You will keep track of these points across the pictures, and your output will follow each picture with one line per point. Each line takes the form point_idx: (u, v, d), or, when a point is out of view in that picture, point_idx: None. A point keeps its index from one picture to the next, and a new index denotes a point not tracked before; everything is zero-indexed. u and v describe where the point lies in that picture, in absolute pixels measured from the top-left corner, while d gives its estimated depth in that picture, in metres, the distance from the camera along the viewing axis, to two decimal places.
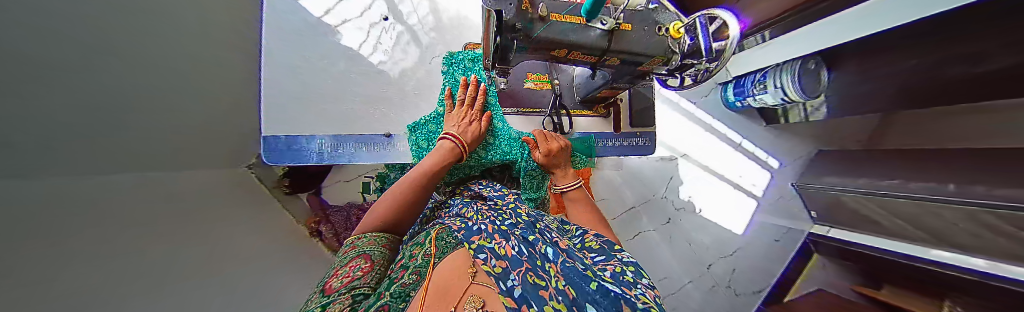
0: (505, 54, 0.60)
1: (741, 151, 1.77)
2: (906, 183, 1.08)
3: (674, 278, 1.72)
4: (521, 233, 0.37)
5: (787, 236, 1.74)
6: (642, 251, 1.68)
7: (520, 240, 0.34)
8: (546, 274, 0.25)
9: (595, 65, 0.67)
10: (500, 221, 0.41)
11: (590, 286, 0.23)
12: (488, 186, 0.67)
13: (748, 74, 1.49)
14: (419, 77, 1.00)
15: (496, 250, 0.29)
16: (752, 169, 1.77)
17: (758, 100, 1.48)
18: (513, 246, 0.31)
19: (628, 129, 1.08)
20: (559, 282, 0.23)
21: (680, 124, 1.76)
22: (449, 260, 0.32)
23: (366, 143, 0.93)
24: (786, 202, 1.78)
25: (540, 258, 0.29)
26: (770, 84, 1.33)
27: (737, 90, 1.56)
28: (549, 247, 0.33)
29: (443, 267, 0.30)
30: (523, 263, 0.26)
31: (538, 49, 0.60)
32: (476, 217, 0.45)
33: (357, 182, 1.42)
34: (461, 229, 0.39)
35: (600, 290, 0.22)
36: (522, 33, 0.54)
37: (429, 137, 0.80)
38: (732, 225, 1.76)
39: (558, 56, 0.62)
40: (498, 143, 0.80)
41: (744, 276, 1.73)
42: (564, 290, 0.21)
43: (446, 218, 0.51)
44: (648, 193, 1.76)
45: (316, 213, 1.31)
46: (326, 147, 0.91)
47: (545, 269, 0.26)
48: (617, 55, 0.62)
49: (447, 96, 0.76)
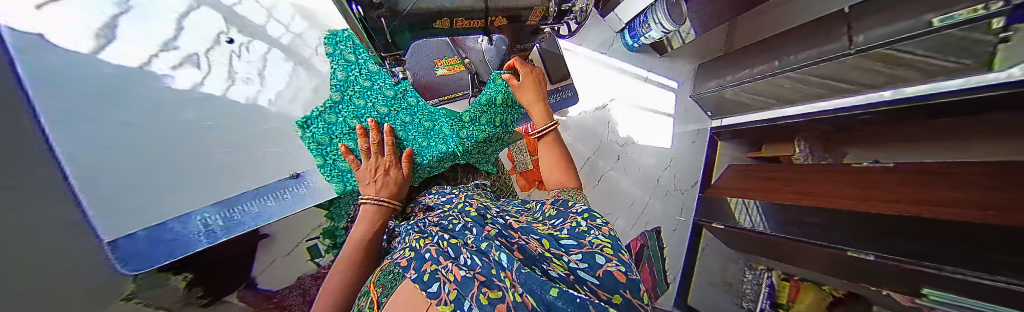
0: (386, 38, 0.57)
1: (649, 81, 2.11)
2: (750, 70, 1.50)
3: (637, 202, 2.04)
4: (474, 241, 0.37)
5: (698, 137, 2.20)
6: (606, 190, 1.97)
7: (472, 253, 0.34)
8: (502, 286, 0.26)
9: (486, 29, 0.67)
10: (449, 234, 0.41)
11: (552, 294, 0.24)
12: (436, 193, 0.64)
13: (636, 17, 1.77)
14: (307, 94, 0.81)
15: (446, 277, 0.30)
16: (662, 94, 2.14)
17: (648, 37, 1.78)
18: (464, 261, 0.32)
19: (551, 86, 1.18)
20: (516, 293, 0.24)
21: (598, 73, 1.99)
22: (395, 303, 0.32)
23: (271, 195, 0.71)
24: (689, 111, 2.22)
25: (495, 267, 0.30)
26: (651, 22, 1.63)
27: (632, 33, 1.84)
28: (503, 249, 0.33)
29: (398, 300, 0.32)
30: (474, 282, 0.27)
31: (416, 24, 0.57)
32: (423, 240, 0.43)
33: (301, 250, 1.06)
34: (409, 262, 0.38)
35: (564, 296, 0.24)
36: (385, 10, 0.51)
37: (330, 130, 0.80)
38: (662, 141, 2.14)
39: (444, 27, 0.61)
40: (418, 120, 0.74)
41: (682, 178, 2.15)
42: (522, 304, 0.23)
43: (396, 250, 0.47)
44: (596, 140, 1.97)
45: (263, 308, 0.99)
46: (213, 223, 0.62)
47: (500, 279, 0.28)
48: (501, 14, 0.63)
49: (346, 152, 0.65)
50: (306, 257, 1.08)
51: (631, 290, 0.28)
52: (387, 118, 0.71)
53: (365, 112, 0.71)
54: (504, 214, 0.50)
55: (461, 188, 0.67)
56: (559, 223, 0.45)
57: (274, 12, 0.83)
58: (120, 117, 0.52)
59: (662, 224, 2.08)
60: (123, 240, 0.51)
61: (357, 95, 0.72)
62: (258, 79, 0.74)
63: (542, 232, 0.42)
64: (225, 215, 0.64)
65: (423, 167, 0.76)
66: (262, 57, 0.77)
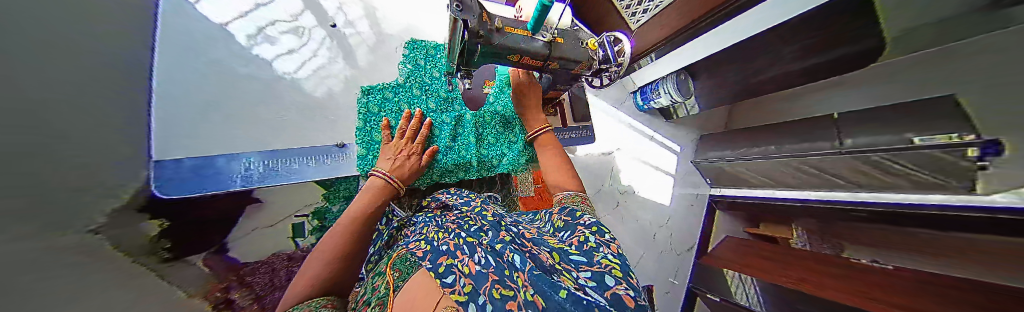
0: (470, 58, 0.68)
1: (655, 140, 2.26)
2: (748, 148, 1.63)
3: (631, 256, 1.99)
4: (489, 242, 0.42)
5: (697, 202, 2.24)
6: None
7: (487, 252, 0.38)
8: (512, 283, 0.30)
9: (541, 69, 0.80)
10: (466, 232, 0.46)
11: (561, 296, 0.28)
12: (455, 194, 0.68)
13: (648, 84, 1.97)
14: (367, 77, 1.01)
15: (462, 270, 0.35)
16: (664, 154, 2.27)
17: (658, 102, 1.96)
18: (479, 259, 0.36)
19: (573, 123, 1.28)
20: (527, 292, 0.28)
21: (609, 123, 2.15)
22: (411, 289, 0.36)
23: (310, 157, 0.88)
24: (690, 176, 2.30)
25: (508, 268, 0.34)
26: (660, 90, 1.82)
27: (643, 96, 2.03)
28: (516, 253, 0.38)
29: (414, 284, 0.37)
30: (489, 279, 0.31)
31: (496, 56, 0.69)
32: (439, 235, 0.47)
33: (288, 225, 1.03)
34: (425, 253, 0.42)
35: (570, 298, 0.28)
36: (485, 40, 0.63)
37: (382, 104, 0.77)
38: (661, 199, 2.18)
39: (513, 61, 0.73)
40: (452, 122, 0.82)
41: (679, 240, 2.13)
42: (533, 302, 0.26)
43: (410, 239, 0.51)
44: (597, 183, 2.03)
45: (224, 278, 0.89)
46: (252, 170, 0.79)
47: (512, 278, 0.32)
48: (557, 61, 0.76)
49: (386, 127, 0.72)
50: (287, 234, 1.04)
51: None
52: (431, 112, 0.81)
53: (416, 102, 0.80)
54: (517, 224, 0.54)
55: (479, 194, 0.71)
56: (567, 238, 0.49)
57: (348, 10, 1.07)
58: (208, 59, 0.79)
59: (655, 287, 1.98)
60: (170, 164, 0.68)
61: (416, 86, 0.82)
62: (315, 54, 0.97)
63: (552, 246, 0.45)
64: (267, 165, 0.82)
65: (438, 169, 0.80)
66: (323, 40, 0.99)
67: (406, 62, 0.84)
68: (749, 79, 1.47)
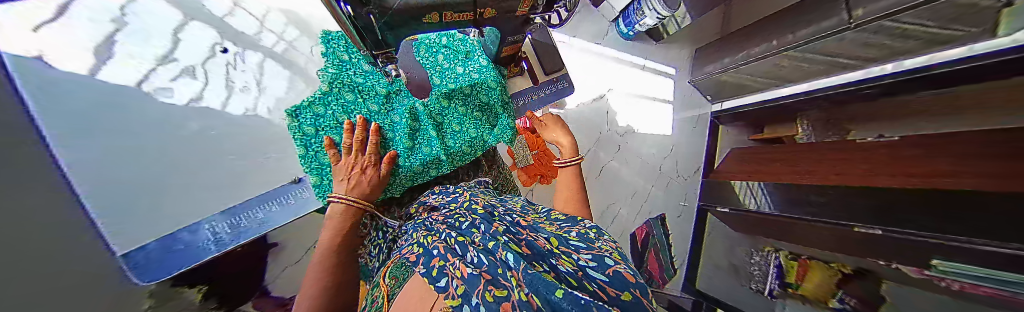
0: (376, 35, 0.56)
1: (647, 69, 2.10)
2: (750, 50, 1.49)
3: (639, 191, 2.05)
4: (482, 238, 0.38)
5: (699, 123, 2.18)
6: (608, 181, 1.98)
7: (480, 251, 0.34)
8: (506, 281, 0.25)
9: (475, 21, 0.63)
10: (456, 232, 0.42)
11: (558, 294, 0.19)
12: (440, 193, 0.64)
13: (629, 6, 1.74)
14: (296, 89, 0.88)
15: (452, 273, 0.30)
16: (660, 81, 2.13)
17: (643, 25, 1.76)
18: (472, 259, 0.33)
19: (545, 77, 1.17)
20: (524, 291, 0.23)
21: (596, 64, 1.98)
22: (406, 298, 0.32)
23: (274, 201, 0.83)
24: (688, 98, 2.20)
25: (504, 265, 0.29)
26: (645, 9, 1.61)
27: (627, 22, 1.82)
28: (509, 248, 0.32)
29: (409, 294, 0.33)
30: (480, 279, 0.26)
31: (405, 19, 0.53)
32: (428, 239, 0.43)
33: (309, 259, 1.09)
34: (419, 258, 0.38)
35: (568, 296, 0.18)
36: (373, 6, 0.47)
37: (317, 123, 0.66)
38: (662, 129, 2.13)
39: (433, 21, 0.57)
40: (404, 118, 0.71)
41: (685, 164, 2.15)
42: (528, 300, 0.21)
43: (401, 248, 0.47)
44: (594, 132, 1.97)
45: None
46: (219, 230, 0.73)
47: (507, 275, 0.26)
48: (490, 5, 0.58)
49: (329, 145, 0.64)
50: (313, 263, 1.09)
51: (645, 292, 0.27)
52: (375, 114, 0.71)
53: (355, 108, 0.69)
54: (510, 212, 0.51)
55: (466, 187, 0.67)
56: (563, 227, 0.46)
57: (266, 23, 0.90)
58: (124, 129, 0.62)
59: (667, 212, 2.09)
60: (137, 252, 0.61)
61: (348, 89, 0.69)
62: (254, 87, 0.83)
63: (551, 232, 0.42)
64: (232, 222, 0.76)
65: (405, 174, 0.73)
66: (256, 68, 0.85)
67: (330, 59, 0.71)
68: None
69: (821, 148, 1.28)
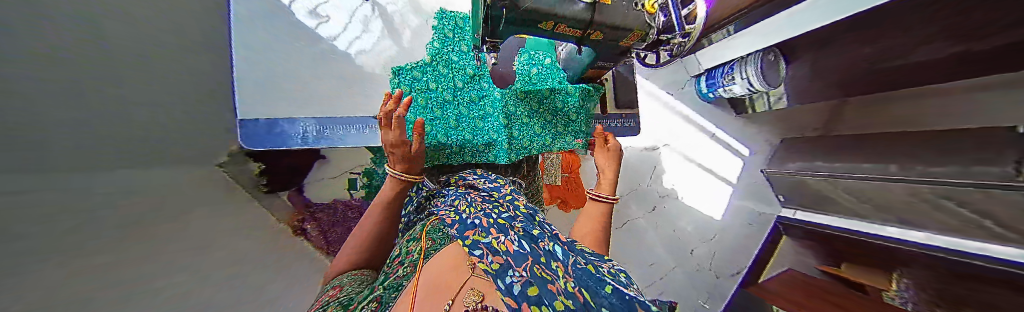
0: (495, 27, 0.62)
1: (717, 139, 1.89)
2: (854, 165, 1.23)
3: (660, 263, 1.82)
4: (522, 226, 0.42)
5: (759, 220, 1.87)
6: (629, 237, 1.82)
7: (520, 236, 0.38)
8: (555, 274, 0.31)
9: (580, 40, 0.70)
10: (498, 213, 0.45)
11: (605, 289, 0.30)
12: (482, 176, 0.67)
13: (718, 66, 1.60)
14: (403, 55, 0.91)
15: (492, 248, 0.34)
16: (727, 157, 1.89)
17: (728, 91, 1.59)
18: (515, 240, 0.36)
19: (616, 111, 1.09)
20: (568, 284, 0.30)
21: (661, 115, 1.86)
22: (441, 257, 0.39)
23: (348, 125, 0.89)
24: (754, 187, 1.90)
25: (544, 255, 0.34)
26: (737, 75, 1.43)
27: (709, 82, 1.68)
28: (551, 244, 0.38)
29: (449, 252, 0.40)
30: (527, 260, 0.32)
31: (524, 22, 0.61)
32: (468, 209, 0.47)
33: (342, 180, 1.21)
34: (454, 223, 0.42)
35: (615, 293, 0.29)
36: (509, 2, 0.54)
37: (413, 82, 0.81)
38: (711, 209, 1.88)
39: (546, 29, 0.64)
40: (481, 102, 0.84)
41: (724, 258, 1.85)
42: (574, 294, 0.28)
43: (440, 208, 0.53)
44: (633, 181, 1.84)
45: (300, 212, 1.13)
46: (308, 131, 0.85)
47: (553, 268, 0.32)
48: (601, 29, 0.65)
49: None
50: (343, 186, 1.21)
51: None
52: (459, 91, 0.82)
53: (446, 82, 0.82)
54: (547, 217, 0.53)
55: (505, 180, 0.69)
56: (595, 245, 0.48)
57: None
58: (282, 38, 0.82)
59: (684, 301, 1.80)
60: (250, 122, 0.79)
61: (444, 64, 0.82)
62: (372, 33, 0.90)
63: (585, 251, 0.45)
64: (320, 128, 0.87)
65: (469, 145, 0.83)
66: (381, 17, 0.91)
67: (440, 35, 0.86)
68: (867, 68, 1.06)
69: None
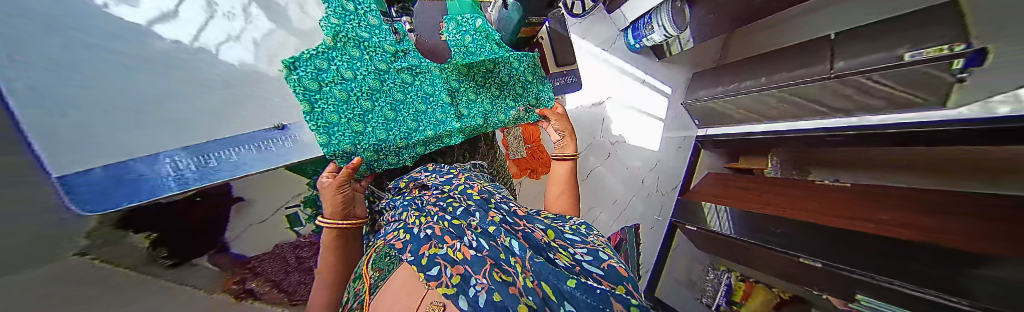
0: None
1: (646, 84, 2.15)
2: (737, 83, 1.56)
3: (621, 199, 2.12)
4: (478, 221, 0.41)
5: (684, 143, 2.29)
6: (594, 185, 2.03)
7: (479, 234, 0.38)
8: (512, 268, 0.33)
9: None
10: (451, 214, 0.43)
11: (570, 284, 0.31)
12: (434, 171, 0.62)
13: (640, 18, 1.77)
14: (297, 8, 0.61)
15: (448, 262, 0.34)
16: (655, 97, 2.19)
17: (650, 40, 1.79)
18: (471, 243, 0.36)
19: (556, 69, 1.03)
20: (527, 279, 0.31)
21: (601, 71, 2.00)
22: (394, 288, 0.37)
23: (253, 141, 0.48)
24: (679, 118, 2.29)
25: (503, 251, 0.35)
26: (655, 24, 1.63)
27: (635, 34, 1.84)
28: (511, 236, 0.38)
29: (399, 280, 0.38)
30: (484, 262, 0.33)
31: None
32: (420, 219, 0.44)
33: (279, 218, 0.98)
34: (405, 245, 0.39)
35: (581, 287, 0.31)
36: None
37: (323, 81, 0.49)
38: (651, 144, 2.21)
39: None
40: (418, 83, 0.63)
41: (666, 179, 2.26)
42: (533, 287, 0.30)
43: (389, 230, 0.47)
44: (588, 136, 2.01)
45: (236, 272, 0.90)
46: (186, 168, 0.40)
47: (510, 261, 0.34)
48: None
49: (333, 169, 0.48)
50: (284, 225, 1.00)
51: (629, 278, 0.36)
52: (385, 75, 0.57)
53: (363, 67, 0.54)
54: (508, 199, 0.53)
55: (459, 168, 0.65)
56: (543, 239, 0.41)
57: None
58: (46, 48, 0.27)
59: (642, 221, 2.18)
60: (79, 178, 0.31)
61: (355, 43, 0.53)
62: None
63: (547, 223, 0.47)
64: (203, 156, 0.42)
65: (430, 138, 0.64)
66: None
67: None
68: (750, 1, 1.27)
69: (784, 184, 1.42)
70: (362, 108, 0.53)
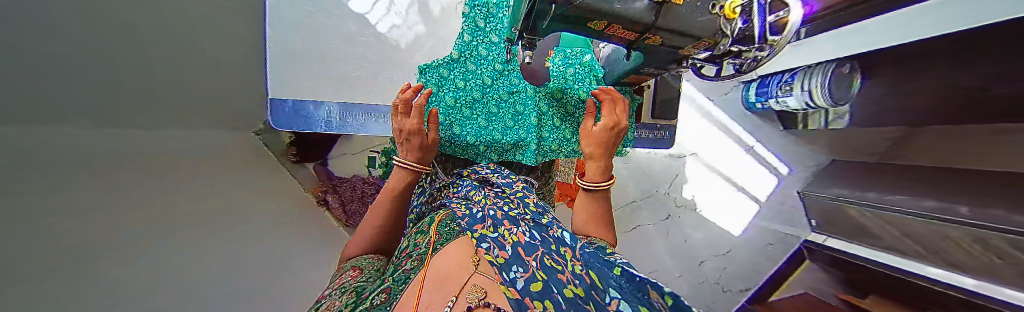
0: (538, 23, 0.44)
1: (752, 154, 1.73)
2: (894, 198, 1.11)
3: (666, 272, 1.76)
4: (533, 217, 0.41)
5: (781, 242, 1.74)
6: (637, 242, 1.76)
7: (531, 226, 0.38)
8: (562, 258, 0.33)
9: (630, 43, 0.49)
10: (508, 208, 0.44)
11: (613, 273, 0.30)
12: (496, 170, 0.64)
13: (777, 74, 1.41)
14: (429, 50, 0.91)
15: (500, 241, 0.32)
16: (758, 173, 1.75)
17: (781, 103, 1.41)
18: (526, 231, 0.36)
19: (650, 120, 0.90)
20: (576, 267, 0.31)
21: (694, 121, 1.72)
22: (448, 253, 0.33)
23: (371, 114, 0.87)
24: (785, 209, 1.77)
25: (554, 242, 0.36)
26: (798, 86, 1.25)
27: (761, 90, 1.49)
28: (561, 229, 0.39)
29: (451, 250, 0.33)
30: (538, 248, 0.32)
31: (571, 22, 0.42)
32: (482, 202, 0.46)
33: (363, 156, 1.30)
34: (465, 216, 0.41)
35: (623, 275, 0.29)
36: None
37: (440, 83, 0.67)
38: (729, 226, 1.78)
39: (595, 30, 0.44)
40: (513, 100, 0.69)
41: (736, 276, 1.74)
42: (580, 274, 0.31)
43: (450, 203, 0.51)
44: (650, 188, 1.76)
45: (324, 184, 1.20)
46: (330, 114, 0.84)
47: (561, 252, 0.34)
48: (661, 35, 0.44)
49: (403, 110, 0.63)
50: (365, 163, 1.30)
51: None
52: (487, 88, 0.68)
53: (473, 80, 0.67)
54: None
55: (519, 177, 0.65)
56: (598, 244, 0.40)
57: None
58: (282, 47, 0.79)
59: None
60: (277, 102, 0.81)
61: (472, 60, 0.67)
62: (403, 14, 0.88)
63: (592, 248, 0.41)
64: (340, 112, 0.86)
65: (505, 145, 0.70)
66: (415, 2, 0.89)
67: (467, 22, 0.66)
68: (971, 98, 0.85)
69: None
70: (462, 115, 0.67)
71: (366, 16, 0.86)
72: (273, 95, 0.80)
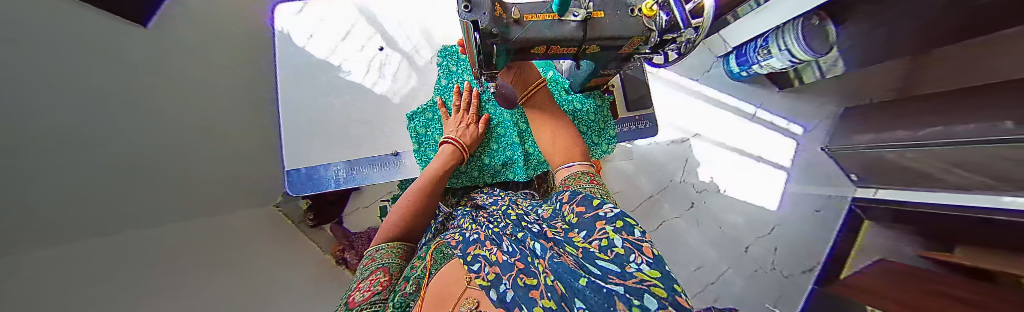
0: (491, 60, 0.45)
1: (759, 122, 1.69)
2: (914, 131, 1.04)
3: (710, 267, 1.59)
4: (512, 232, 0.41)
5: (827, 205, 1.59)
6: (668, 238, 1.64)
7: (512, 241, 0.37)
8: (536, 271, 0.28)
9: (576, 58, 0.49)
10: (495, 226, 0.45)
11: (581, 283, 0.21)
12: (486, 193, 0.68)
13: (750, 42, 1.44)
14: (419, 98, 1.00)
15: (488, 259, 0.34)
16: (772, 137, 1.67)
17: (765, 66, 1.42)
18: (506, 248, 0.35)
19: (627, 114, 0.92)
20: (548, 278, 0.25)
21: (684, 103, 1.74)
22: (443, 277, 0.37)
23: (374, 164, 0.94)
24: (813, 168, 1.66)
25: (530, 257, 0.32)
26: (773, 48, 1.28)
27: (741, 60, 1.52)
28: (538, 241, 0.35)
29: (446, 276, 0.37)
30: (513, 267, 0.30)
31: (513, 55, 0.44)
32: (472, 227, 0.48)
33: (375, 207, 1.37)
34: (458, 241, 0.43)
35: (591, 285, 0.20)
36: (501, 39, 0.39)
37: (427, 125, 0.76)
38: (761, 200, 1.65)
39: (540, 53, 0.45)
40: (493, 126, 0.75)
41: (789, 255, 1.57)
42: (553, 286, 0.24)
43: (448, 231, 0.53)
44: (662, 178, 1.71)
45: (341, 242, 1.24)
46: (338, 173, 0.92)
47: (536, 266, 0.30)
48: (599, 44, 0.43)
49: (442, 105, 0.74)
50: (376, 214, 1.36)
51: None
52: None
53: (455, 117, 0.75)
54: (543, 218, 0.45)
55: (511, 194, 0.69)
56: (591, 234, 0.31)
57: (405, 25, 1.03)
58: (297, 125, 0.92)
59: (745, 306, 1.52)
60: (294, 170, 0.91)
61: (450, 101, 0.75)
62: (391, 76, 0.99)
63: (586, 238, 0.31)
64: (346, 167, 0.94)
65: (496, 167, 0.75)
66: (399, 63, 1.01)
67: (442, 70, 0.78)
68: (935, 18, 0.86)
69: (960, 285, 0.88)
70: None
71: (361, 84, 0.98)
72: (288, 166, 0.91)
